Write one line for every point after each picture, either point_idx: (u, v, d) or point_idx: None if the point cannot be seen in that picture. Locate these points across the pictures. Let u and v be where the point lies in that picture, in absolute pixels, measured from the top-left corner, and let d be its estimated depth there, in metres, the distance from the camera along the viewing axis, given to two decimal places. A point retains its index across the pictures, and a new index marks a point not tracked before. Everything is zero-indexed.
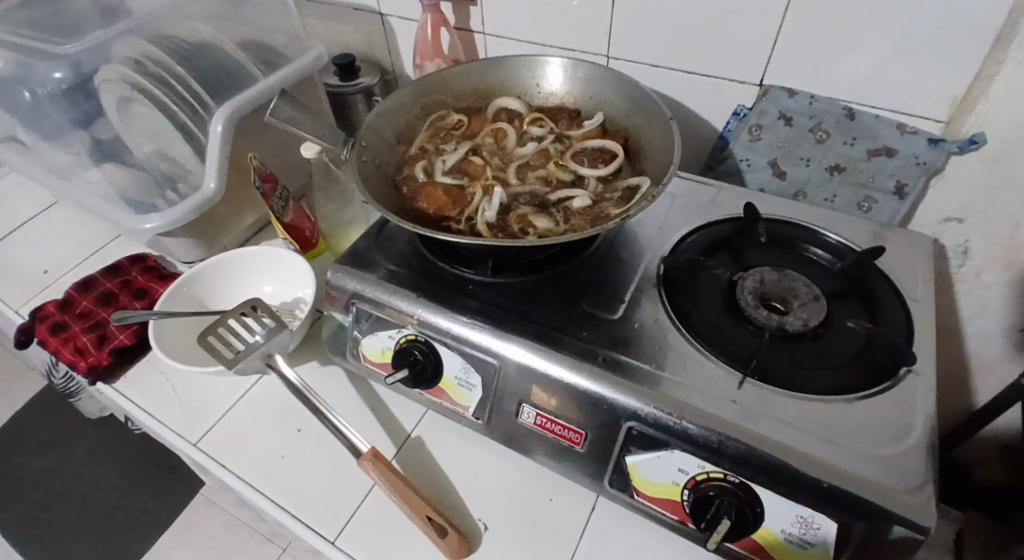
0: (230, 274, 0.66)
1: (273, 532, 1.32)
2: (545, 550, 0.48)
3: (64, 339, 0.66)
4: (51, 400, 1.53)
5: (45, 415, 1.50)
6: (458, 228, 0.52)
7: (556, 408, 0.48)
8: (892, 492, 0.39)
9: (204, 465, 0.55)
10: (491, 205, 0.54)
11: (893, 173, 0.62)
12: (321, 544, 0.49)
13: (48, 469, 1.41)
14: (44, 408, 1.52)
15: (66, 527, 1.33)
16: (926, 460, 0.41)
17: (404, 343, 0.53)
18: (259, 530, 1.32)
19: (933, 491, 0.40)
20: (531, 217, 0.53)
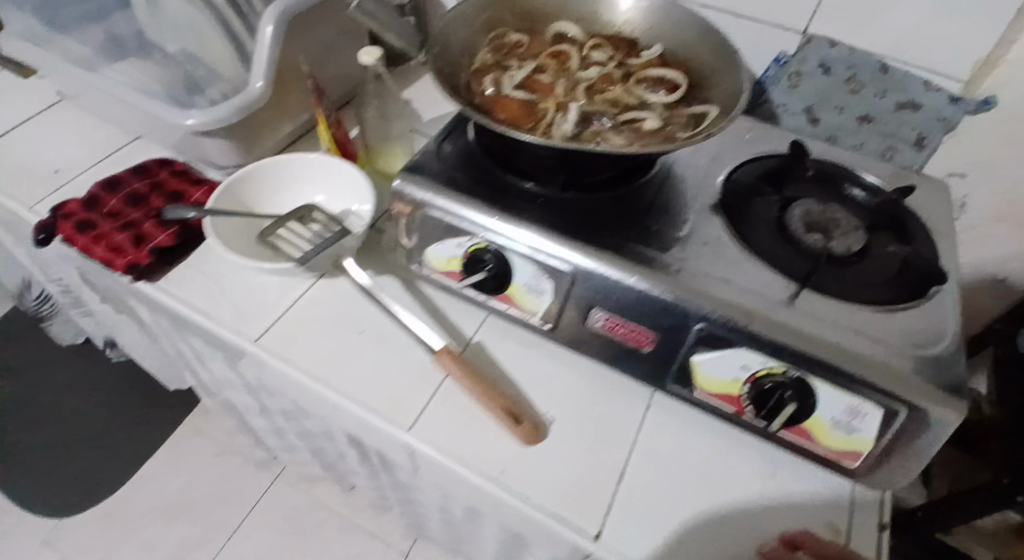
0: (276, 178, 0.65)
1: (266, 461, 1.41)
2: (606, 441, 0.53)
3: (95, 237, 0.64)
4: (31, 331, 1.58)
5: (29, 346, 1.55)
6: (535, 136, 0.53)
7: (627, 312, 0.51)
8: (926, 385, 0.45)
9: (263, 361, 0.56)
10: (567, 119, 0.55)
11: (917, 126, 0.68)
12: (395, 433, 0.51)
13: (29, 398, 1.47)
14: (25, 340, 1.56)
15: (51, 451, 1.40)
16: (953, 361, 0.47)
17: (475, 252, 0.54)
18: (252, 459, 1.42)
19: (962, 388, 0.45)
20: (606, 135, 0.54)
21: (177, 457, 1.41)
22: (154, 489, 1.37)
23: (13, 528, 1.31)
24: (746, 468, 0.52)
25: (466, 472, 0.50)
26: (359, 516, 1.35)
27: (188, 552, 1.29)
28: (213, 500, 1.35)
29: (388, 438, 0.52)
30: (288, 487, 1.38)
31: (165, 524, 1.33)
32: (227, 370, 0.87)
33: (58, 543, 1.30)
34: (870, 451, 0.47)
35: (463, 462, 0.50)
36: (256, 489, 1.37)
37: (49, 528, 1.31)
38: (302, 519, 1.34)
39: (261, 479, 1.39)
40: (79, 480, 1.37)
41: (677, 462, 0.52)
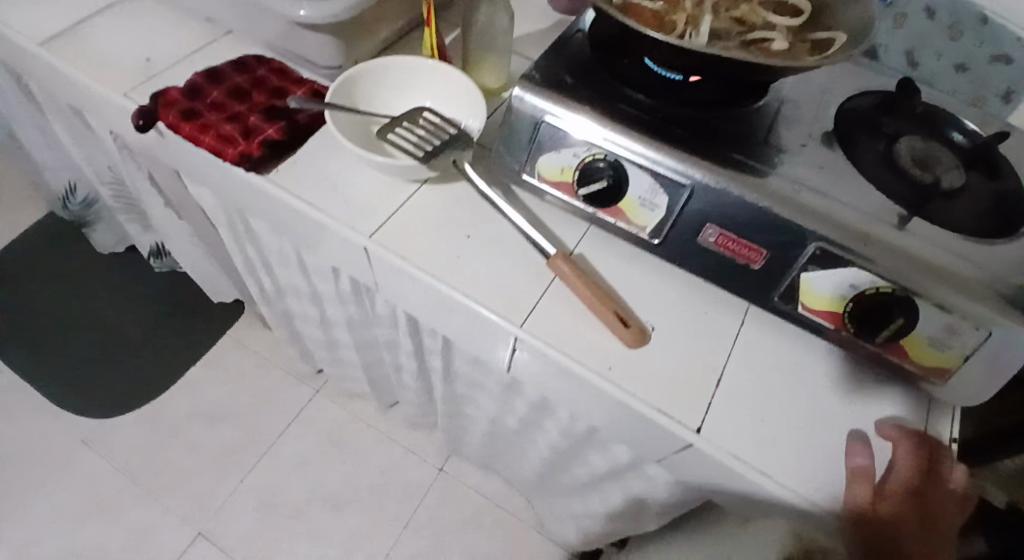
0: (389, 81, 0.66)
1: (306, 376, 1.56)
2: (704, 346, 0.58)
3: (202, 126, 0.65)
4: (81, 242, 1.69)
5: (79, 255, 1.67)
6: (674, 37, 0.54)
7: (741, 228, 0.53)
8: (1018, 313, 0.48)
9: (378, 256, 0.59)
10: (700, 31, 0.55)
11: (1008, 80, 0.69)
12: (509, 329, 0.56)
13: (81, 303, 1.60)
14: (76, 250, 1.67)
15: (102, 353, 1.55)
16: None
17: (590, 162, 0.55)
18: (293, 372, 1.56)
19: None
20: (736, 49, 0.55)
21: (218, 366, 1.55)
22: (195, 395, 1.51)
23: (68, 420, 1.46)
24: (830, 374, 0.58)
25: (580, 367, 0.54)
26: (395, 432, 1.51)
27: (230, 453, 1.45)
28: (256, 408, 1.51)
29: (501, 333, 0.57)
30: (328, 400, 1.53)
31: (206, 426, 1.48)
32: (301, 276, 0.91)
33: (98, 441, 1.45)
34: (957, 368, 0.53)
35: (574, 357, 0.55)
36: (296, 400, 1.53)
37: (91, 427, 1.46)
38: (339, 428, 1.50)
39: (302, 391, 1.54)
40: (127, 380, 1.52)
41: (769, 369, 0.58)
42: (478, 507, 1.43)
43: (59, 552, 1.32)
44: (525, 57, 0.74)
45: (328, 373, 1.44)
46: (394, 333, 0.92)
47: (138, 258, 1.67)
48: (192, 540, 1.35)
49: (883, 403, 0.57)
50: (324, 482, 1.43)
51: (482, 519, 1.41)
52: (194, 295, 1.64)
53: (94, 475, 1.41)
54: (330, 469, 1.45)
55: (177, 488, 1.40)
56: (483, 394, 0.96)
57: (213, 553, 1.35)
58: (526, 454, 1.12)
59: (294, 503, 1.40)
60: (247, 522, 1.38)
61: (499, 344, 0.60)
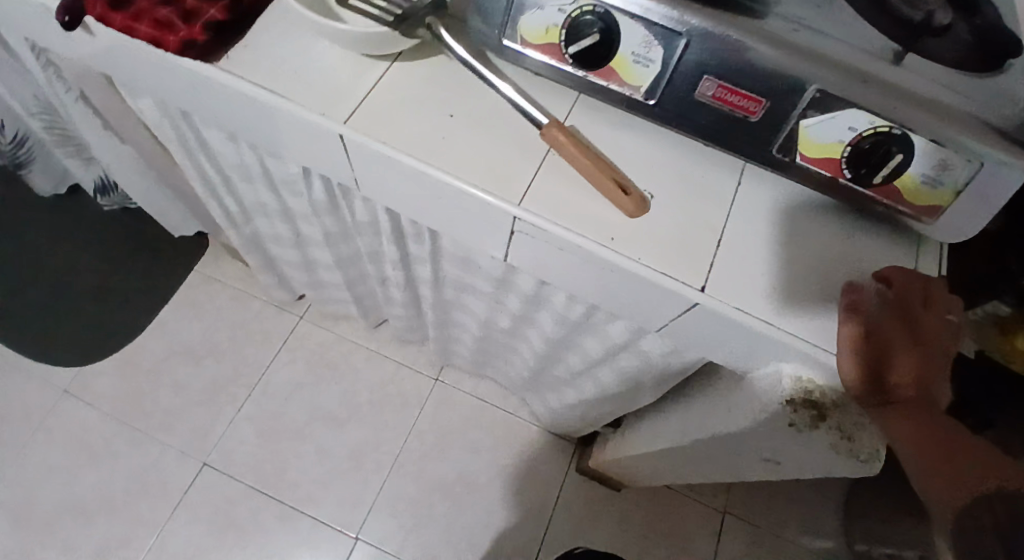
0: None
1: (285, 304, 1.52)
2: (703, 209, 0.57)
3: (134, 14, 0.58)
4: (17, 187, 1.56)
5: (19, 201, 1.55)
6: None
7: (739, 78, 0.50)
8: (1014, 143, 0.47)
9: (358, 144, 0.55)
10: None
11: None
12: (506, 209, 0.53)
13: (29, 252, 1.51)
14: (14, 195, 1.55)
15: (65, 301, 1.48)
16: None
17: (576, 16, 0.51)
18: (271, 301, 1.52)
19: None
20: None
21: (192, 303, 1.50)
22: (172, 334, 1.47)
23: (43, 373, 1.42)
24: (823, 224, 0.58)
25: (582, 238, 0.53)
26: (386, 348, 1.51)
27: (220, 387, 1.44)
28: (238, 340, 1.48)
29: (496, 214, 0.55)
30: (313, 324, 1.51)
31: (190, 363, 1.46)
32: (269, 192, 0.86)
33: (80, 390, 1.41)
34: (949, 205, 0.53)
35: (574, 228, 0.53)
36: (279, 329, 1.50)
37: (70, 376, 1.42)
38: (328, 351, 1.49)
39: (284, 320, 1.51)
40: (97, 326, 1.46)
41: (766, 227, 0.57)
42: (476, 410, 1.47)
43: (64, 501, 1.32)
44: None
45: (308, 298, 1.41)
46: (376, 242, 0.89)
47: (84, 198, 1.56)
48: (198, 472, 1.37)
49: (878, 249, 0.58)
50: (321, 404, 1.45)
51: (481, 422, 1.46)
52: (152, 232, 1.55)
53: (83, 423, 1.38)
54: (325, 391, 1.46)
55: (172, 428, 1.40)
56: (473, 295, 0.95)
57: (222, 481, 1.37)
58: (519, 352, 1.14)
59: (294, 426, 1.42)
60: (250, 450, 1.40)
61: (491, 228, 0.58)
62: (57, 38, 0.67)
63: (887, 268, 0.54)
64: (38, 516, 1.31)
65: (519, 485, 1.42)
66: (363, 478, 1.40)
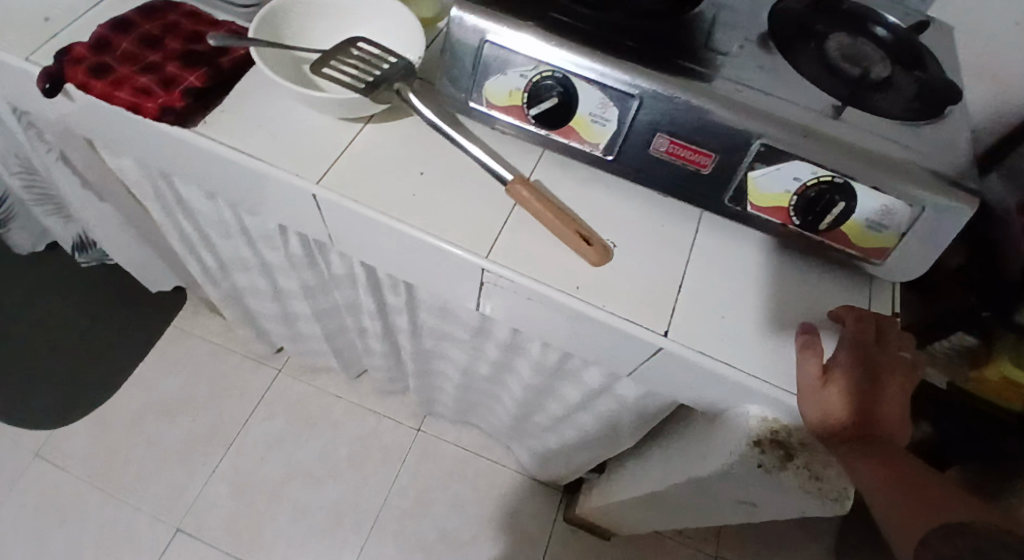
0: (334, 12, 0.66)
1: (265, 357, 1.52)
2: (663, 257, 0.59)
3: (115, 81, 0.60)
4: None
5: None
6: None
7: (690, 135, 0.54)
8: (946, 188, 0.51)
9: (330, 202, 0.57)
10: None
11: None
12: (474, 260, 0.55)
13: (3, 312, 1.49)
14: None
15: (39, 360, 1.45)
16: (965, 164, 0.53)
17: (537, 81, 0.55)
18: (250, 355, 1.52)
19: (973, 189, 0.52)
20: None
21: (170, 359, 1.49)
22: (148, 391, 1.45)
23: (12, 435, 1.38)
24: (779, 269, 0.61)
25: (547, 287, 0.55)
26: (367, 400, 1.50)
27: (196, 444, 1.41)
28: (216, 396, 1.46)
29: (466, 266, 0.57)
30: (292, 378, 1.51)
31: (167, 420, 1.43)
32: (248, 248, 0.88)
33: (50, 452, 1.37)
34: (895, 247, 0.56)
35: (540, 278, 0.55)
36: (258, 382, 1.49)
37: (40, 437, 1.38)
38: (308, 404, 1.48)
39: (264, 373, 1.50)
40: (70, 385, 1.43)
41: (724, 273, 0.60)
42: (459, 461, 1.45)
43: None
44: None
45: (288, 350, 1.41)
46: (354, 294, 0.91)
47: (62, 256, 1.56)
48: (171, 535, 1.32)
49: (832, 291, 0.60)
50: (300, 459, 1.42)
51: (464, 474, 1.44)
52: (130, 288, 1.55)
53: (51, 487, 1.34)
54: (305, 445, 1.44)
55: (145, 489, 1.36)
56: (451, 344, 0.97)
57: (196, 544, 1.32)
58: (499, 400, 1.14)
59: (273, 484, 1.39)
60: (226, 510, 1.36)
61: (463, 280, 0.60)
62: (41, 105, 0.69)
63: (840, 308, 0.57)
64: None
65: (504, 539, 1.39)
66: (342, 536, 1.36)
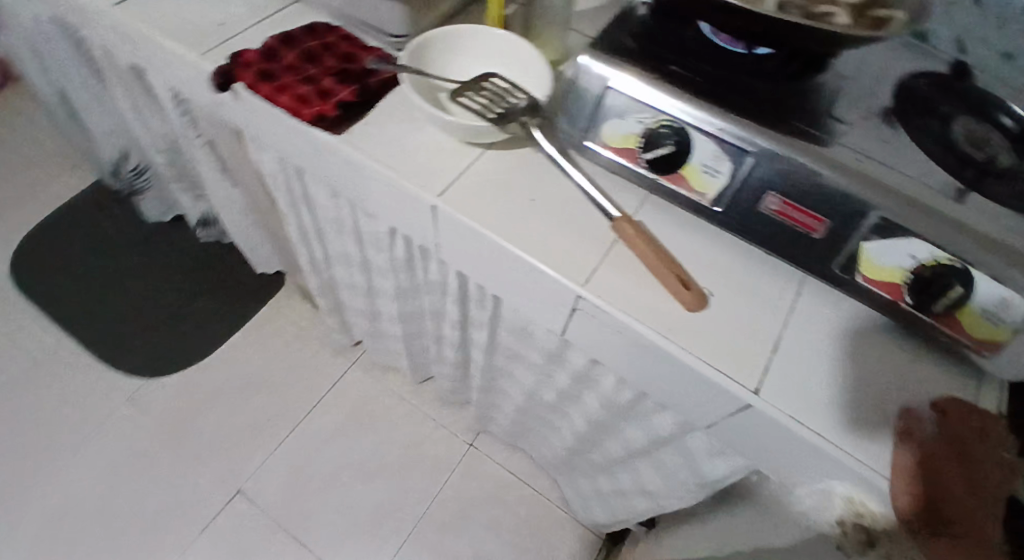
0: (474, 48, 0.71)
1: (341, 349, 1.61)
2: (760, 313, 0.59)
3: (279, 88, 0.68)
4: (130, 212, 1.75)
5: (129, 223, 1.73)
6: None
7: (802, 195, 0.54)
8: None
9: (445, 214, 0.62)
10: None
11: None
12: (571, 287, 0.58)
13: (125, 270, 1.65)
14: (127, 219, 1.74)
15: (145, 318, 1.59)
16: None
17: (654, 128, 0.57)
18: (328, 345, 1.61)
19: None
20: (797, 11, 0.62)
21: (260, 336, 1.60)
22: (233, 362, 1.56)
23: (112, 380, 1.51)
24: (878, 343, 0.59)
25: (639, 325, 0.56)
26: (427, 406, 1.55)
27: (267, 418, 1.50)
28: (292, 377, 1.55)
29: (562, 292, 0.59)
30: (362, 373, 1.58)
31: (245, 391, 1.53)
32: (355, 245, 0.95)
33: (142, 400, 1.49)
34: (1009, 342, 0.52)
35: (632, 315, 0.56)
36: (331, 371, 1.57)
37: (135, 386, 1.50)
38: (372, 401, 1.55)
39: (337, 364, 1.59)
40: (167, 344, 1.56)
41: (820, 340, 0.58)
42: (505, 483, 1.47)
43: (104, 504, 1.36)
44: (581, 32, 0.76)
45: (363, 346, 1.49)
46: (440, 302, 0.95)
47: (182, 229, 1.73)
48: (231, 498, 1.40)
49: (938, 378, 0.58)
50: (357, 452, 1.48)
51: (508, 495, 1.46)
52: (236, 266, 1.68)
53: (136, 431, 1.45)
54: (364, 438, 1.50)
55: (217, 450, 1.45)
56: (523, 365, 0.99)
57: (252, 510, 1.39)
58: (557, 429, 1.16)
59: (328, 469, 1.45)
60: (283, 485, 1.43)
61: (555, 305, 0.62)
62: (204, 96, 0.79)
63: (945, 399, 0.55)
64: (74, 517, 1.34)
65: None
66: (384, 533, 1.40)
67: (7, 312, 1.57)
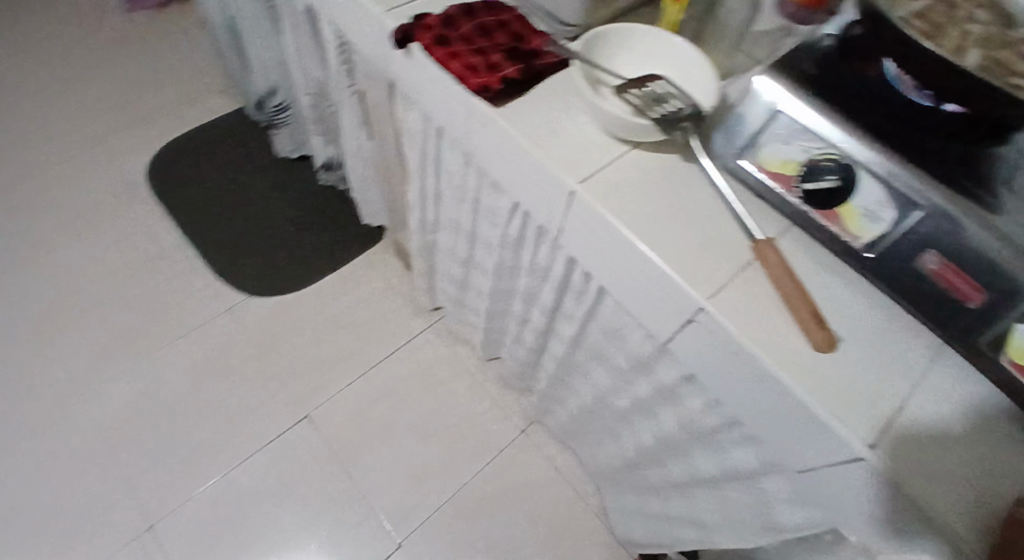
0: (644, 48, 0.71)
1: (422, 311, 1.67)
2: (889, 369, 0.56)
3: (451, 54, 0.71)
4: (261, 143, 1.88)
5: (259, 152, 1.86)
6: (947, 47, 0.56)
7: (967, 260, 0.52)
8: None
9: (583, 201, 0.63)
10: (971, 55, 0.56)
11: None
12: (696, 299, 0.58)
13: (247, 194, 1.78)
14: (258, 148, 1.87)
15: (256, 240, 1.71)
16: None
17: (818, 160, 0.57)
18: (410, 304, 1.67)
19: None
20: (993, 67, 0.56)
21: (352, 281, 1.68)
22: (323, 299, 1.65)
23: (216, 289, 1.63)
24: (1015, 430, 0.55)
25: (757, 352, 0.55)
26: (489, 385, 1.58)
27: (343, 357, 1.58)
28: (372, 326, 1.63)
29: (684, 301, 0.59)
30: (436, 338, 1.63)
31: (329, 328, 1.61)
32: (471, 214, 0.98)
33: (239, 312, 1.60)
34: None
35: (753, 340, 0.56)
36: (408, 329, 1.64)
37: (236, 299, 1.62)
38: (440, 366, 1.59)
39: (415, 324, 1.65)
40: (271, 268, 1.67)
41: (948, 413, 0.55)
42: (548, 477, 1.48)
43: (186, 397, 1.47)
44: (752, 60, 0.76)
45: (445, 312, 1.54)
46: (538, 287, 0.97)
47: (304, 169, 1.84)
48: (297, 422, 1.48)
49: None
50: (416, 410, 1.53)
51: (549, 489, 1.47)
52: (344, 213, 1.78)
53: (227, 340, 1.56)
54: (425, 399, 1.55)
55: (294, 375, 1.54)
56: (603, 366, 0.99)
57: (312, 437, 1.47)
58: (617, 438, 1.15)
59: (387, 419, 1.51)
60: (344, 422, 1.50)
61: (671, 314, 0.62)
62: (374, 49, 0.83)
63: None
64: (159, 402, 1.46)
65: None
66: (426, 492, 1.44)
67: (142, 208, 1.72)
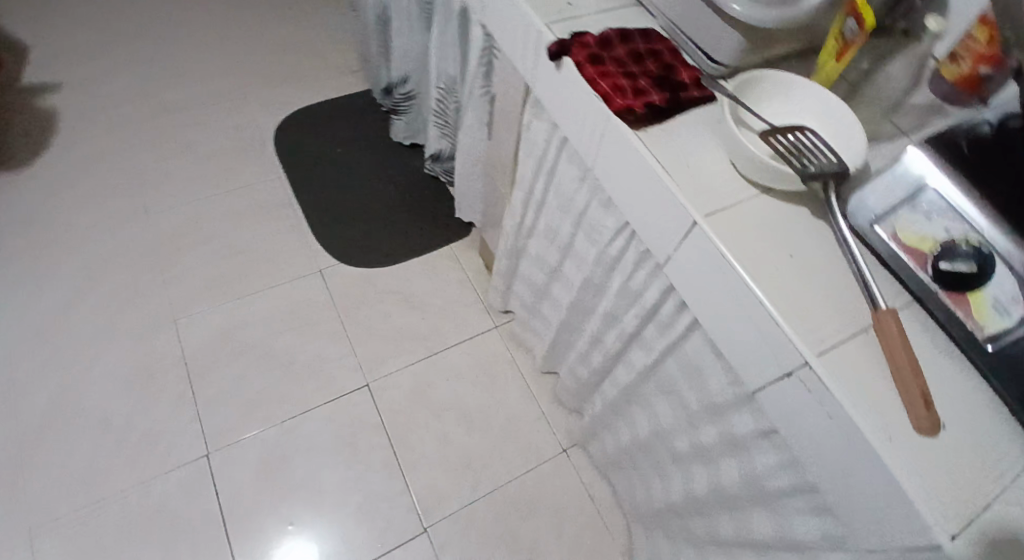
0: (792, 97, 0.72)
1: (492, 311, 1.70)
2: (990, 467, 0.54)
3: (602, 73, 0.74)
4: (377, 123, 1.98)
5: (373, 132, 1.96)
6: None
7: None
8: None
9: (703, 234, 0.64)
10: None
11: None
12: (802, 353, 0.57)
13: (356, 167, 1.88)
14: (374, 128, 1.97)
15: (355, 212, 1.80)
16: None
17: (958, 242, 0.60)
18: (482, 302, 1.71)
19: None
20: None
21: (433, 268, 1.74)
22: (404, 279, 1.71)
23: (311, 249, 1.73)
24: None
25: (856, 418, 0.55)
26: (541, 396, 1.59)
27: (410, 338, 1.63)
28: (443, 315, 1.68)
29: (787, 351, 0.59)
30: (499, 339, 1.66)
31: (403, 307, 1.68)
32: (572, 227, 1.01)
33: (327, 274, 1.69)
34: None
35: (854, 405, 0.55)
36: (475, 325, 1.67)
37: (326, 262, 1.71)
38: (498, 368, 1.62)
39: (482, 321, 1.68)
40: (363, 240, 1.75)
41: None
42: (581, 501, 1.47)
43: (265, 341, 1.57)
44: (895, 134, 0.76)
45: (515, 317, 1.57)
46: (622, 310, 0.98)
47: (412, 154, 1.93)
48: (356, 388, 1.54)
49: None
50: (467, 404, 1.56)
51: (579, 513, 1.46)
52: (440, 203, 1.85)
53: (310, 298, 1.65)
54: (479, 395, 1.58)
55: (363, 344, 1.61)
56: (669, 401, 0.99)
57: (367, 406, 1.52)
58: (664, 477, 1.14)
59: (439, 406, 1.55)
60: (400, 399, 1.55)
61: (768, 362, 0.62)
62: (523, 55, 0.88)
63: None
64: (239, 341, 1.56)
65: None
66: (461, 485, 1.46)
67: (261, 161, 1.86)
